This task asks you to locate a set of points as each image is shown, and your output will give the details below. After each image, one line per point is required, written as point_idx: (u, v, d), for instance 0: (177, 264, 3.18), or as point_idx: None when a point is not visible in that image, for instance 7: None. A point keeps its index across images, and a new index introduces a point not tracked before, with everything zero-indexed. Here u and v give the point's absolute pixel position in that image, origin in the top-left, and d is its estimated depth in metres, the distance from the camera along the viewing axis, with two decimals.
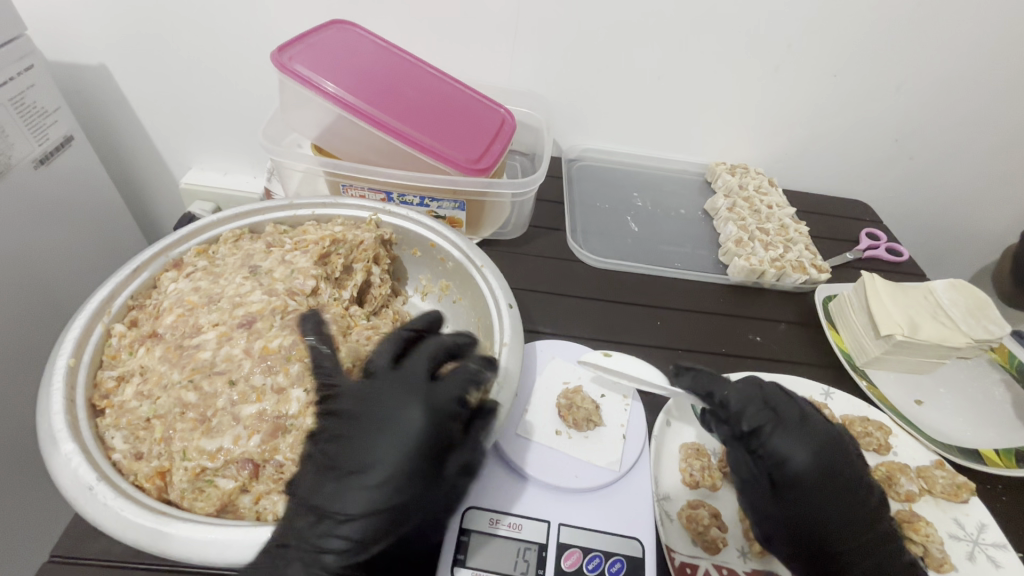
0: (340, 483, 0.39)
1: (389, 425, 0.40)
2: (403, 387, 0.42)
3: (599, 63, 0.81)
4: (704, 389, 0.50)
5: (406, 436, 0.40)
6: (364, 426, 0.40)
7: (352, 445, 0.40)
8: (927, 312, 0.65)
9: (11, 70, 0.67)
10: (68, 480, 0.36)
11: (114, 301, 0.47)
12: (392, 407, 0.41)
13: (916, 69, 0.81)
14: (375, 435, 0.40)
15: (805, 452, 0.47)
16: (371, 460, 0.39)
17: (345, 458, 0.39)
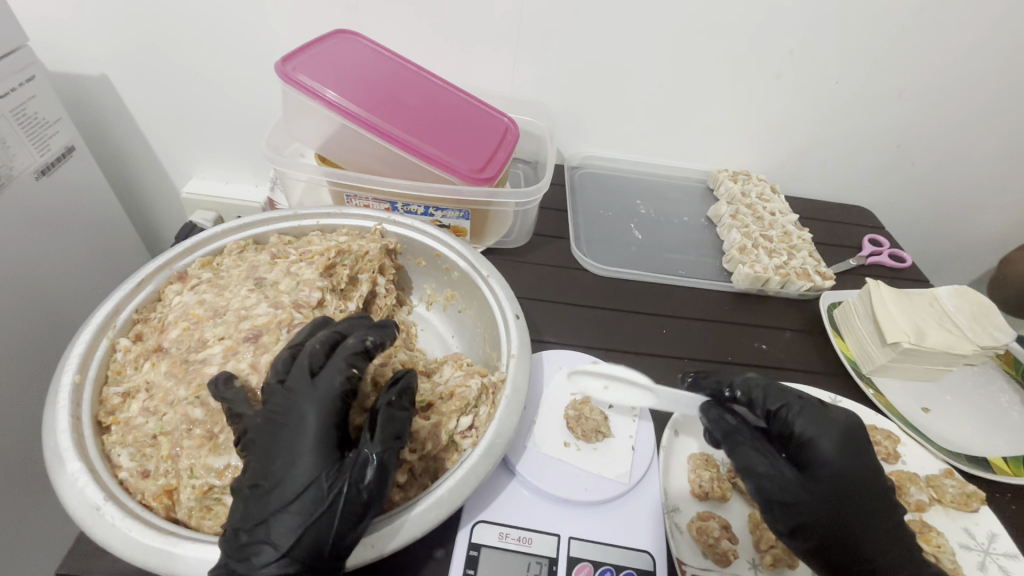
0: (249, 498, 0.36)
1: (292, 436, 0.37)
2: (307, 396, 0.38)
3: (601, 71, 0.81)
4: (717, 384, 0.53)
5: (311, 442, 0.37)
6: (263, 441, 0.38)
7: (256, 460, 0.37)
8: (932, 319, 0.65)
9: (13, 81, 0.67)
10: (73, 500, 0.35)
11: (119, 315, 0.47)
12: (289, 417, 0.38)
13: (916, 75, 0.81)
14: (284, 444, 0.37)
15: (828, 439, 0.47)
16: (281, 472, 0.36)
17: (257, 473, 0.37)
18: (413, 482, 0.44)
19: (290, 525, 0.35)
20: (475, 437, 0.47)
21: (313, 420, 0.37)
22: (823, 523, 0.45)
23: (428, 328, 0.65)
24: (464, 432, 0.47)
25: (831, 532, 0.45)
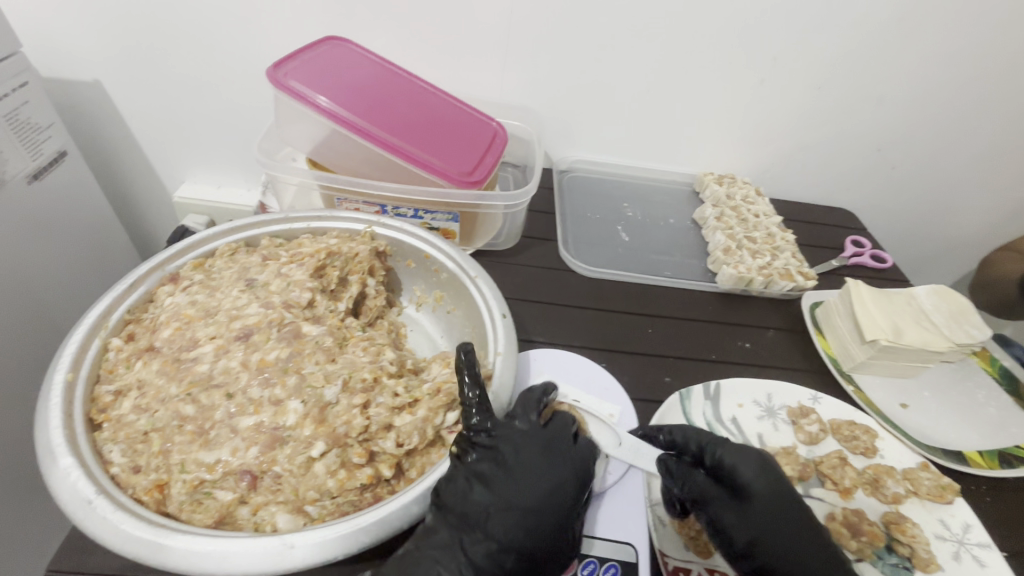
0: (505, 528, 0.41)
1: (551, 480, 0.44)
2: (561, 449, 0.46)
3: (589, 76, 0.83)
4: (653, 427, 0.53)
5: (575, 487, 0.44)
6: (519, 459, 0.44)
7: (513, 474, 0.44)
8: (910, 318, 0.66)
9: (5, 86, 0.67)
10: (66, 494, 0.36)
11: (111, 315, 0.47)
12: (554, 465, 0.45)
13: (894, 81, 0.84)
14: (539, 482, 0.43)
15: (749, 468, 0.47)
16: (535, 508, 0.42)
17: (503, 506, 0.42)
18: (400, 476, 0.45)
19: (512, 556, 0.40)
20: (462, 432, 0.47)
21: (569, 473, 0.45)
22: (773, 545, 0.45)
23: (418, 329, 0.66)
24: (450, 427, 0.47)
25: (778, 559, 0.44)
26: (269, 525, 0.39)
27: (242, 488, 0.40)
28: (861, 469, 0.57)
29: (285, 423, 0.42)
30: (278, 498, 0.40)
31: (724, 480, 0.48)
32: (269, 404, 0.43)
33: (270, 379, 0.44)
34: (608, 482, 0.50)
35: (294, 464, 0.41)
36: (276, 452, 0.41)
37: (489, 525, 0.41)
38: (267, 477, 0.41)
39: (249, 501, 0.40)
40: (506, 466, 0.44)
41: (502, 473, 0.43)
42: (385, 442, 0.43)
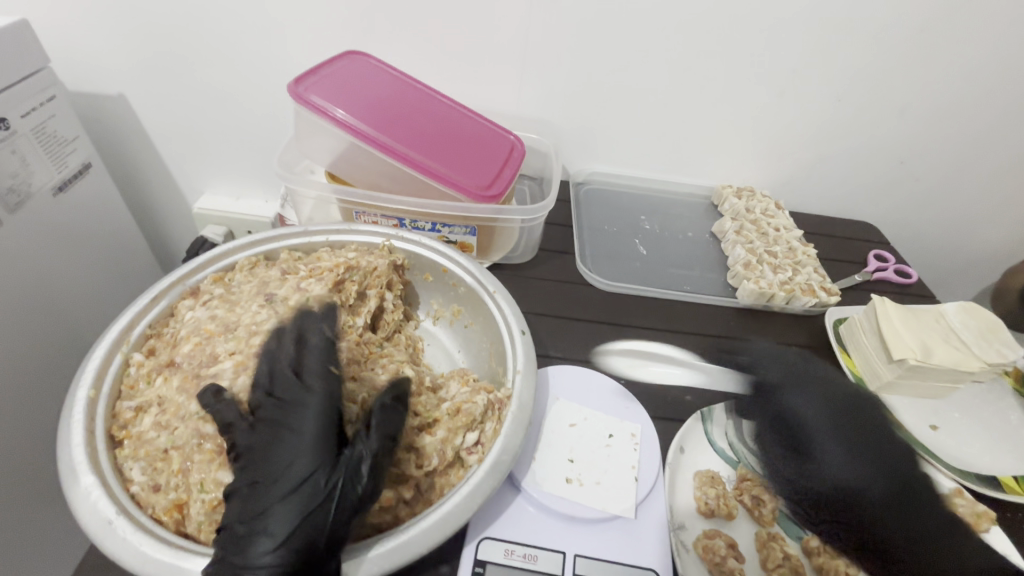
0: (271, 495, 0.37)
1: (292, 432, 0.39)
2: (300, 392, 0.42)
3: (607, 89, 0.83)
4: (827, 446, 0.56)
5: (305, 430, 0.39)
6: (268, 433, 0.40)
7: (261, 450, 0.39)
8: (939, 336, 0.65)
9: (33, 101, 0.69)
10: (87, 514, 0.36)
11: (132, 330, 0.47)
12: (292, 416, 0.40)
13: (918, 94, 0.82)
14: (291, 452, 0.38)
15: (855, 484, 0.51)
16: (281, 462, 0.38)
17: (261, 472, 0.38)
18: (418, 498, 0.45)
19: (283, 517, 0.36)
20: (481, 453, 0.47)
21: (307, 415, 0.40)
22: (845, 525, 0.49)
23: (435, 343, 0.66)
24: (469, 448, 0.47)
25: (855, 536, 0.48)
26: None
27: None
28: None
29: None
30: None
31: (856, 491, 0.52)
32: None
33: None
34: (633, 515, 0.48)
35: None
36: None
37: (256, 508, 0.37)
38: None
39: None
40: (264, 426, 0.40)
41: (251, 444, 0.39)
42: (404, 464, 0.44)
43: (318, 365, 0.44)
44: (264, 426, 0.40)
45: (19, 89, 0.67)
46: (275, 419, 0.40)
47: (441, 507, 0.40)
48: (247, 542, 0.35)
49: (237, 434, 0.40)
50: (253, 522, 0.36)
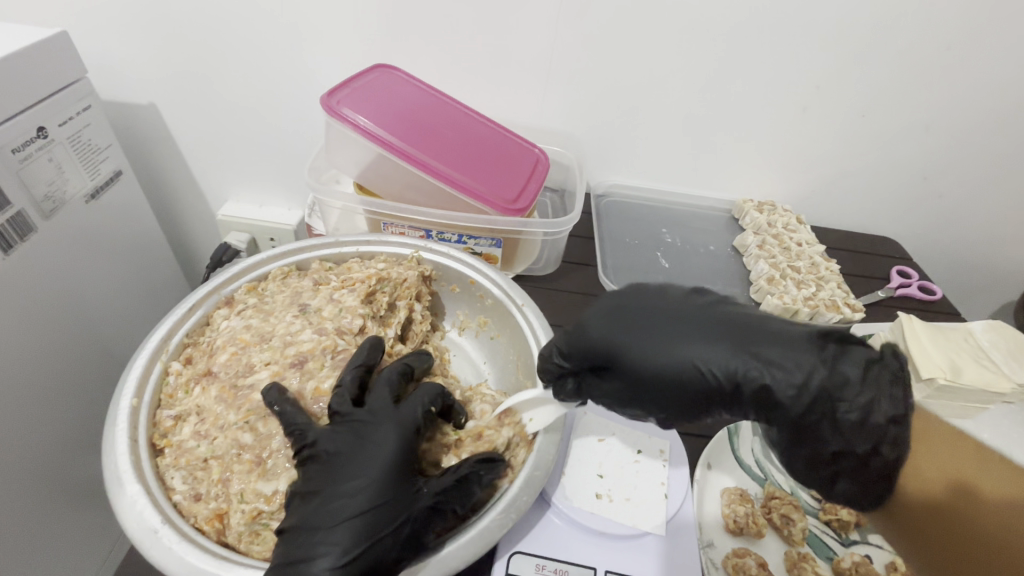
0: (344, 511, 0.38)
1: (375, 456, 0.40)
2: (397, 415, 0.43)
3: (630, 103, 0.83)
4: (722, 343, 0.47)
5: (389, 458, 0.41)
6: (352, 446, 0.41)
7: (341, 464, 0.40)
8: (969, 355, 0.63)
9: (71, 111, 0.70)
10: (133, 522, 0.36)
11: (171, 339, 0.48)
12: (376, 434, 0.41)
13: (942, 111, 0.82)
14: (373, 471, 0.40)
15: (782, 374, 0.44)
16: (361, 483, 0.39)
17: (338, 485, 0.39)
18: None
19: (353, 538, 0.38)
20: (512, 475, 0.46)
21: (396, 444, 0.41)
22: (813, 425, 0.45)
23: (461, 353, 0.66)
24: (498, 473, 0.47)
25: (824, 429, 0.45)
26: None
27: None
28: None
29: None
30: None
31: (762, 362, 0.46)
32: None
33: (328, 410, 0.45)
34: (663, 532, 0.48)
35: None
36: None
37: (326, 520, 0.38)
38: None
39: None
40: (356, 444, 0.41)
41: (335, 453, 0.40)
42: None
43: (420, 397, 0.44)
44: (351, 442, 0.41)
45: (59, 99, 0.68)
46: (364, 439, 0.41)
47: (480, 521, 0.41)
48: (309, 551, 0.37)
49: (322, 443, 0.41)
50: (316, 532, 0.38)
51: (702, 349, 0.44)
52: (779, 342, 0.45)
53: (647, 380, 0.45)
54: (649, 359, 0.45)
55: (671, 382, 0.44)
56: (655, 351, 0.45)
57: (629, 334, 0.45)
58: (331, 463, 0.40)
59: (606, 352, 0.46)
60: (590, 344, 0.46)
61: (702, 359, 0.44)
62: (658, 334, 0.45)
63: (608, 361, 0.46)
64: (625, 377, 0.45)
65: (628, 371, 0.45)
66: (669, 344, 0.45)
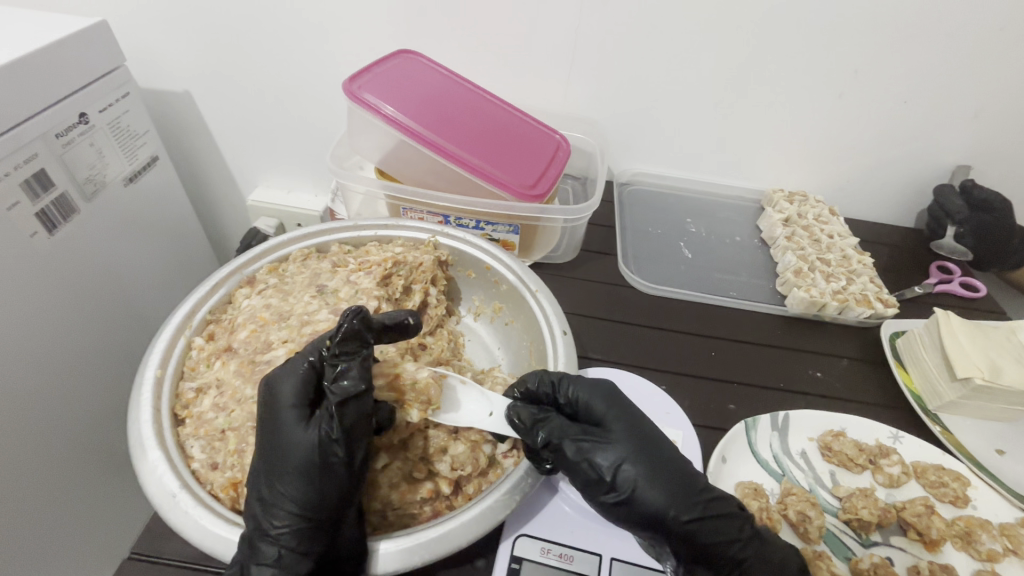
0: (280, 477, 0.39)
1: (286, 419, 0.39)
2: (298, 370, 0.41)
3: (655, 89, 0.81)
4: (680, 502, 0.42)
5: (298, 410, 0.40)
6: (270, 414, 0.40)
7: (268, 430, 0.40)
8: (1011, 355, 0.60)
9: (110, 97, 0.74)
10: (154, 487, 0.38)
11: (194, 316, 0.50)
12: (285, 394, 0.40)
13: (994, 96, 0.77)
14: (288, 433, 0.39)
15: (713, 539, 0.42)
16: (286, 447, 0.39)
17: (270, 456, 0.39)
18: (458, 492, 0.46)
19: (304, 501, 0.38)
20: (517, 456, 0.48)
21: (289, 390, 0.40)
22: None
23: (476, 338, 0.67)
24: (504, 453, 0.49)
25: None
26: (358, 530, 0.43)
27: None
28: (950, 519, 0.52)
29: None
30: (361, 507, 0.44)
31: (684, 537, 0.42)
32: None
33: None
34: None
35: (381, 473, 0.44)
36: None
37: (267, 485, 0.39)
38: None
39: None
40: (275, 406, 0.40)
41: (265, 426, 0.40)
42: (440, 464, 0.45)
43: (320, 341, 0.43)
44: (264, 402, 0.41)
45: (99, 86, 0.71)
46: (272, 398, 0.40)
47: (485, 498, 0.42)
48: (266, 522, 0.38)
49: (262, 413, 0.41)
50: (264, 503, 0.38)
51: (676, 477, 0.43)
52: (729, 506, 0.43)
53: (628, 461, 0.43)
54: (629, 439, 0.45)
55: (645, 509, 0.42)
56: (638, 443, 0.44)
57: (621, 410, 0.46)
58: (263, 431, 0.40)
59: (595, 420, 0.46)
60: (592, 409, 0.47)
61: (676, 486, 0.43)
62: (644, 462, 0.43)
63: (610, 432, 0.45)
64: (621, 444, 0.44)
65: (622, 439, 0.44)
66: (651, 448, 0.44)
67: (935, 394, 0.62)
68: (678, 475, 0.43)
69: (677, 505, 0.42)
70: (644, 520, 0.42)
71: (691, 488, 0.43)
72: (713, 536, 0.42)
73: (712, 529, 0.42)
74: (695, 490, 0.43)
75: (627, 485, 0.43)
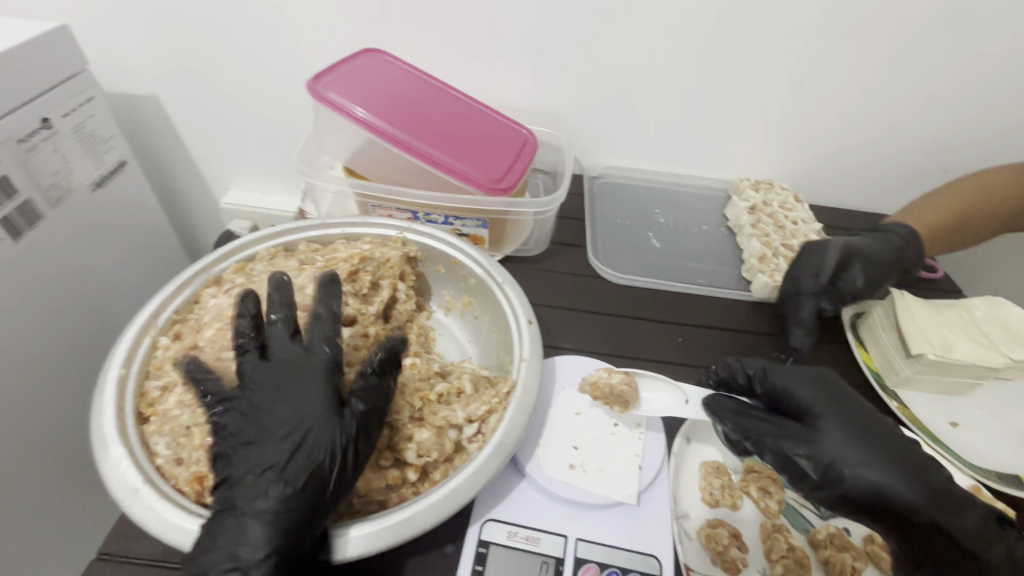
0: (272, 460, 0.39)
1: (295, 402, 0.42)
2: (305, 363, 0.44)
3: (620, 83, 0.83)
4: (909, 482, 0.44)
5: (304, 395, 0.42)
6: (272, 396, 0.42)
7: (268, 413, 0.41)
8: (962, 331, 0.63)
9: (73, 102, 0.73)
10: (116, 482, 0.39)
11: (159, 316, 0.51)
12: (295, 380, 0.43)
13: (945, 83, 0.80)
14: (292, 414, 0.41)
15: (946, 518, 0.44)
16: (290, 429, 0.40)
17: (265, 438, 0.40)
18: (424, 479, 0.47)
19: (277, 493, 0.38)
20: (481, 441, 0.48)
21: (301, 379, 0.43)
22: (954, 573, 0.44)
23: (446, 332, 0.67)
24: (469, 437, 0.49)
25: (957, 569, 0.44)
26: None
27: None
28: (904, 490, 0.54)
29: None
30: None
31: (943, 519, 0.44)
32: None
33: None
34: (636, 503, 0.49)
35: None
36: None
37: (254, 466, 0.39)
38: None
39: None
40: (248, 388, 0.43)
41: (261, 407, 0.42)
42: (406, 452, 0.45)
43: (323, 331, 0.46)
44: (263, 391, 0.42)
45: (61, 91, 0.71)
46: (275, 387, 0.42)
47: (448, 484, 0.42)
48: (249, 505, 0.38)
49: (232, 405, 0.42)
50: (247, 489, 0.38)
51: (919, 463, 0.46)
52: (948, 491, 0.45)
53: (829, 446, 0.46)
54: (834, 425, 0.47)
55: (879, 491, 0.44)
56: (848, 426, 0.47)
57: (827, 397, 0.49)
58: (263, 415, 0.41)
59: (862, 409, 0.48)
60: (807, 402, 0.49)
61: (918, 470, 0.45)
62: (864, 445, 0.46)
63: (809, 419, 0.48)
64: (829, 441, 0.46)
65: (838, 428, 0.47)
66: (879, 432, 0.47)
67: (893, 370, 0.64)
68: (918, 459, 0.46)
69: (922, 488, 0.44)
70: (873, 504, 0.44)
71: (936, 469, 0.46)
72: (942, 515, 0.44)
73: (938, 508, 0.44)
74: (936, 471, 0.45)
75: (827, 469, 0.45)
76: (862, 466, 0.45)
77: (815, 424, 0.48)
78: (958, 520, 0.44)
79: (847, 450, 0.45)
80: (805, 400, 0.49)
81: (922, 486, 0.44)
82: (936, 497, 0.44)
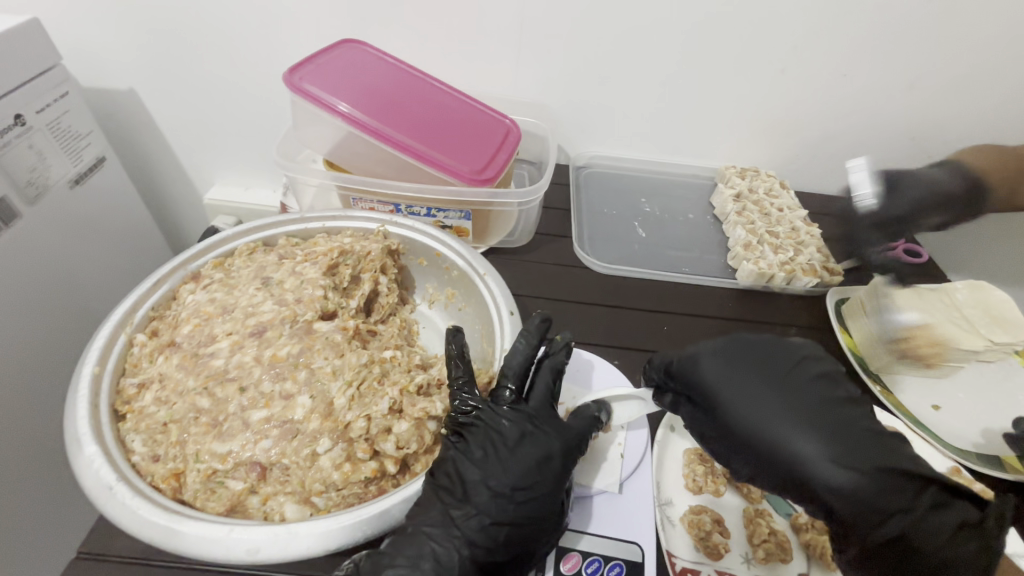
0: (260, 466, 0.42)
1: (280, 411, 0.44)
2: (294, 367, 0.46)
3: (605, 71, 0.82)
4: (818, 448, 0.40)
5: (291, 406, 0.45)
6: (259, 405, 0.45)
7: (253, 422, 0.44)
8: (943, 315, 0.64)
9: (48, 97, 0.72)
10: (90, 479, 0.39)
11: (136, 312, 0.50)
12: (281, 388, 0.45)
13: (929, 68, 0.79)
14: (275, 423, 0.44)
15: (865, 483, 0.39)
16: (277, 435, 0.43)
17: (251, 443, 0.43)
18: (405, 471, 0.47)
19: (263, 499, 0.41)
20: None
21: (290, 389, 0.45)
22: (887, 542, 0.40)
23: (431, 325, 0.67)
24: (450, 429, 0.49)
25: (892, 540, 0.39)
26: (278, 515, 0.42)
27: (253, 478, 0.42)
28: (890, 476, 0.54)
29: (294, 416, 0.44)
30: (287, 489, 0.43)
31: (863, 484, 0.39)
32: (280, 398, 0.45)
33: (282, 373, 0.46)
34: (617, 490, 0.50)
35: (306, 456, 0.43)
36: (287, 445, 0.43)
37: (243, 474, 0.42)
38: (276, 469, 0.43)
39: (259, 491, 0.42)
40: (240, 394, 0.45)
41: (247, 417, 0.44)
42: (384, 443, 0.44)
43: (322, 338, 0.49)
44: (248, 400, 0.45)
45: (35, 85, 0.69)
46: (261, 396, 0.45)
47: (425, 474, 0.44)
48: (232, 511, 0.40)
49: (212, 402, 0.44)
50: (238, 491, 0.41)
51: (847, 433, 0.41)
52: (865, 452, 0.40)
53: (734, 421, 0.43)
54: (745, 405, 0.43)
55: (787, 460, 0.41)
56: (760, 400, 0.43)
57: (736, 377, 0.44)
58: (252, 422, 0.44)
59: (775, 377, 0.44)
60: (713, 377, 0.45)
61: (846, 445, 0.41)
62: (770, 412, 0.42)
63: (716, 396, 0.44)
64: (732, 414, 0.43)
65: (739, 401, 0.43)
66: (798, 400, 0.42)
67: (878, 354, 0.65)
68: (831, 420, 0.42)
69: (834, 453, 0.40)
70: (785, 474, 0.41)
71: (852, 428, 0.41)
72: (859, 480, 0.39)
73: (853, 471, 0.40)
74: (851, 430, 0.41)
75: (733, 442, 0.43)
76: (775, 448, 0.41)
77: (721, 400, 0.44)
78: (880, 483, 0.39)
79: (751, 422, 0.42)
80: (711, 373, 0.45)
81: (850, 463, 0.40)
82: (850, 462, 0.40)
